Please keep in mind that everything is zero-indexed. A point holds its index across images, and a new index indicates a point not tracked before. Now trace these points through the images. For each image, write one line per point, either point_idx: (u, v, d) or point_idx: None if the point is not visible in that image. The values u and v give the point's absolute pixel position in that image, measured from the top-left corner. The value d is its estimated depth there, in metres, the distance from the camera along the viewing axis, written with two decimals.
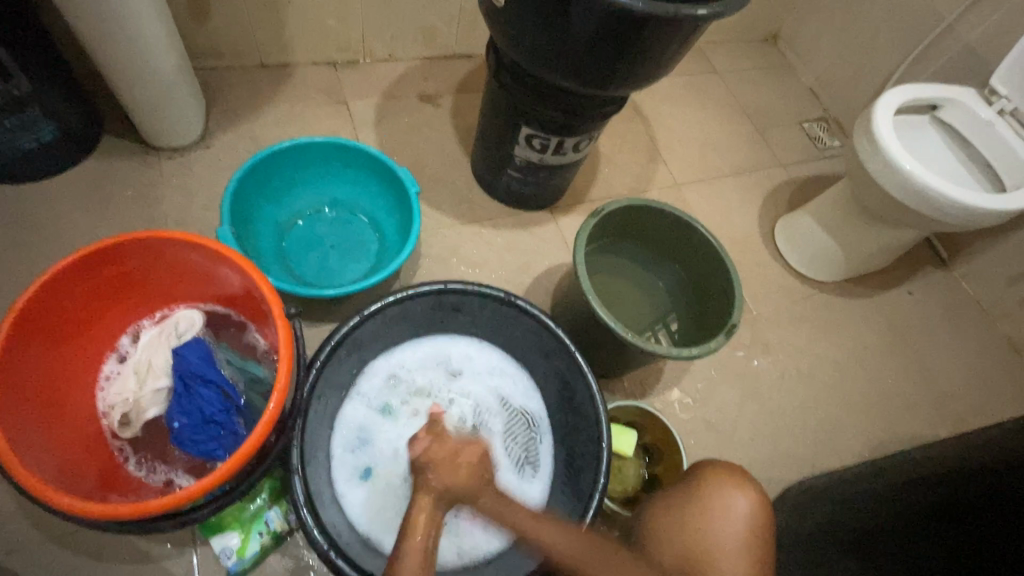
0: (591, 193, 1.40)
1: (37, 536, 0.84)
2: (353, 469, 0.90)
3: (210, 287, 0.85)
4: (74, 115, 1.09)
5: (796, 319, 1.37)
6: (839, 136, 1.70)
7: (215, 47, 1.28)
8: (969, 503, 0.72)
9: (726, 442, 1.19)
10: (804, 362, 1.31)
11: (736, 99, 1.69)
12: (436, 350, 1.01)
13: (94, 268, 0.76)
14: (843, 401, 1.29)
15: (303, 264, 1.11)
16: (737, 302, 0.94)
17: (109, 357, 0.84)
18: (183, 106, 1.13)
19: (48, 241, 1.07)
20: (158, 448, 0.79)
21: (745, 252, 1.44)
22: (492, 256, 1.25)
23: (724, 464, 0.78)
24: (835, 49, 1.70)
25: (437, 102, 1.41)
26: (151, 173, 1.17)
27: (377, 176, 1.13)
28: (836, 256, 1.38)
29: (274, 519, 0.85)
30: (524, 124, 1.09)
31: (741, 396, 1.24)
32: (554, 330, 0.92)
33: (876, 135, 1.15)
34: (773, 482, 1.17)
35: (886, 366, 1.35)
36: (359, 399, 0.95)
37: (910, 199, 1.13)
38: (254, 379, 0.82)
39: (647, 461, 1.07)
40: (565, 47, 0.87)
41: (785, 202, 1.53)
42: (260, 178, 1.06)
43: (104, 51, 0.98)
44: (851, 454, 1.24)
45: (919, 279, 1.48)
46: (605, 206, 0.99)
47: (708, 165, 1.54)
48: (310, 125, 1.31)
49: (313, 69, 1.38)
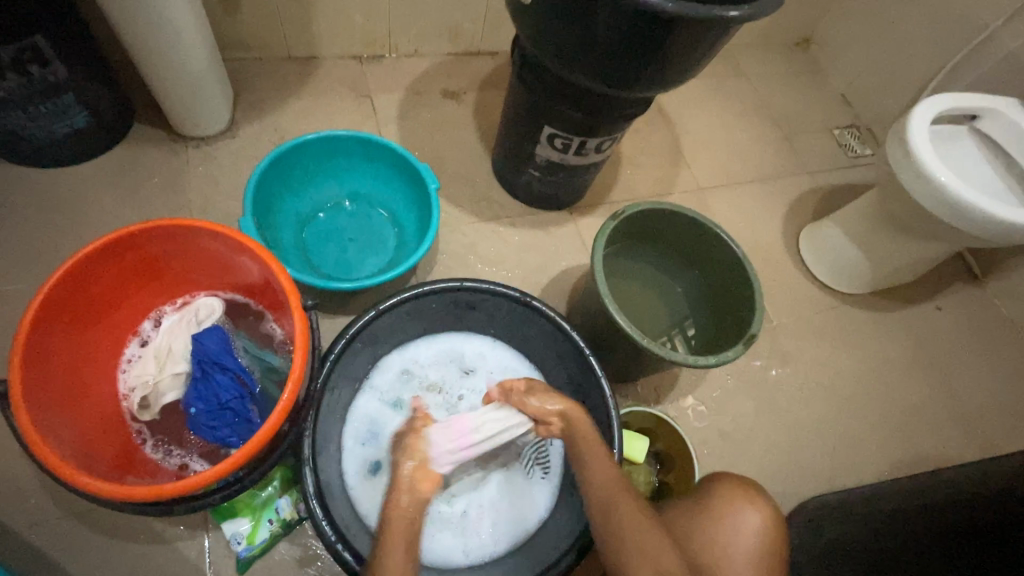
0: (611, 195, 1.38)
1: (56, 512, 0.86)
2: (363, 462, 0.91)
3: (230, 276, 0.86)
4: (107, 101, 1.12)
5: (818, 331, 1.33)
6: (869, 144, 1.66)
7: (245, 39, 1.30)
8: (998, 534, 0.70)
9: (739, 453, 1.17)
10: (824, 375, 1.28)
11: (765, 103, 1.66)
12: (450, 347, 1.01)
13: (119, 253, 0.78)
14: (863, 417, 1.25)
15: (321, 256, 1.12)
16: (757, 310, 0.92)
17: (130, 341, 0.86)
18: (212, 97, 1.15)
19: (78, 225, 1.10)
20: (174, 432, 0.81)
21: (768, 260, 1.41)
22: (509, 254, 1.25)
23: (732, 477, 0.77)
24: (870, 54, 1.65)
25: (461, 98, 1.41)
26: (178, 161, 1.19)
27: (397, 171, 1.13)
28: (862, 268, 1.34)
29: (284, 507, 0.86)
30: (547, 123, 1.08)
31: (757, 406, 1.22)
32: (569, 332, 0.91)
33: (910, 144, 1.12)
34: (786, 496, 1.14)
35: (910, 383, 1.31)
36: (372, 392, 0.96)
37: (942, 211, 1.09)
38: (270, 368, 0.84)
39: (657, 469, 1.06)
40: (591, 47, 0.86)
41: (811, 210, 1.50)
42: (284, 170, 1.07)
43: (140, 42, 1.00)
44: (870, 471, 1.20)
45: (948, 294, 1.43)
46: (625, 210, 0.97)
47: (732, 171, 1.51)
48: (333, 119, 1.32)
49: (339, 63, 1.39)
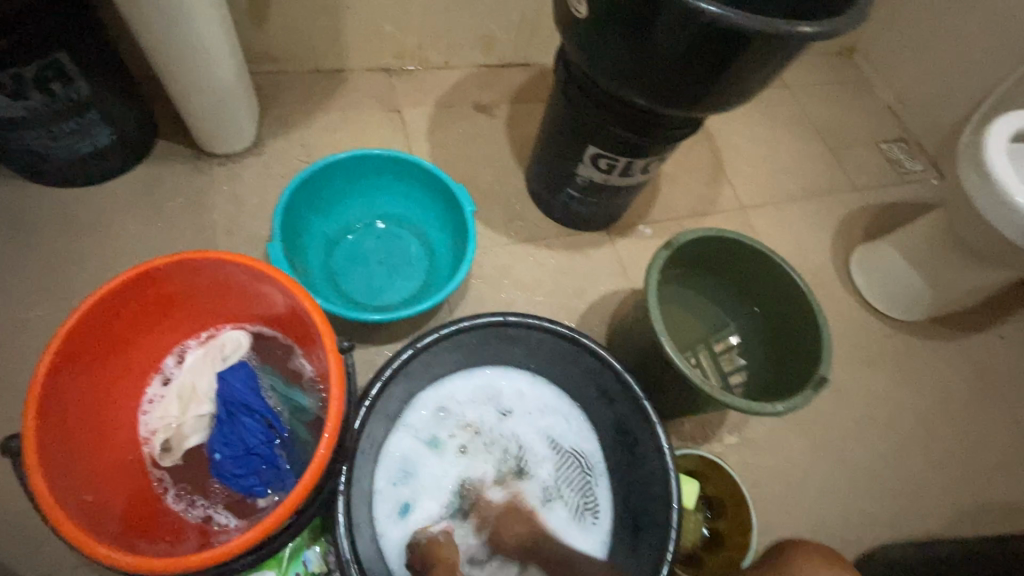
0: (651, 214, 1.31)
1: (72, 559, 0.81)
2: (397, 509, 0.85)
3: (257, 309, 0.80)
4: (130, 118, 1.07)
5: (874, 361, 1.25)
6: (921, 159, 1.56)
7: (271, 51, 1.25)
8: None
9: (794, 496, 1.08)
10: (882, 410, 1.19)
11: (809, 116, 1.57)
12: (487, 383, 0.94)
13: (141, 289, 0.73)
14: (926, 456, 1.16)
15: (349, 281, 1.06)
16: (826, 352, 0.84)
17: (153, 379, 0.80)
18: (238, 113, 1.10)
19: (101, 248, 1.06)
20: (198, 480, 0.75)
21: (817, 285, 1.32)
22: (545, 278, 1.18)
23: (810, 547, 0.76)
24: (922, 64, 1.56)
25: (493, 112, 1.35)
26: (202, 179, 1.15)
27: (430, 191, 1.07)
28: (922, 295, 1.25)
29: (312, 559, 0.80)
30: (591, 142, 1.01)
31: (811, 444, 1.13)
32: (620, 372, 0.84)
33: (986, 165, 1.03)
34: (846, 544, 1.06)
35: (975, 419, 1.22)
36: (405, 431, 0.89)
37: (1021, 239, 1.01)
38: (298, 408, 0.76)
39: (708, 515, 0.98)
40: (649, 65, 0.80)
41: (862, 230, 1.41)
42: (312, 190, 1.02)
43: (166, 58, 0.96)
44: (935, 518, 1.11)
45: (1013, 322, 1.33)
46: (679, 237, 0.90)
47: (777, 188, 1.43)
48: (361, 134, 1.27)
49: (367, 75, 1.34)
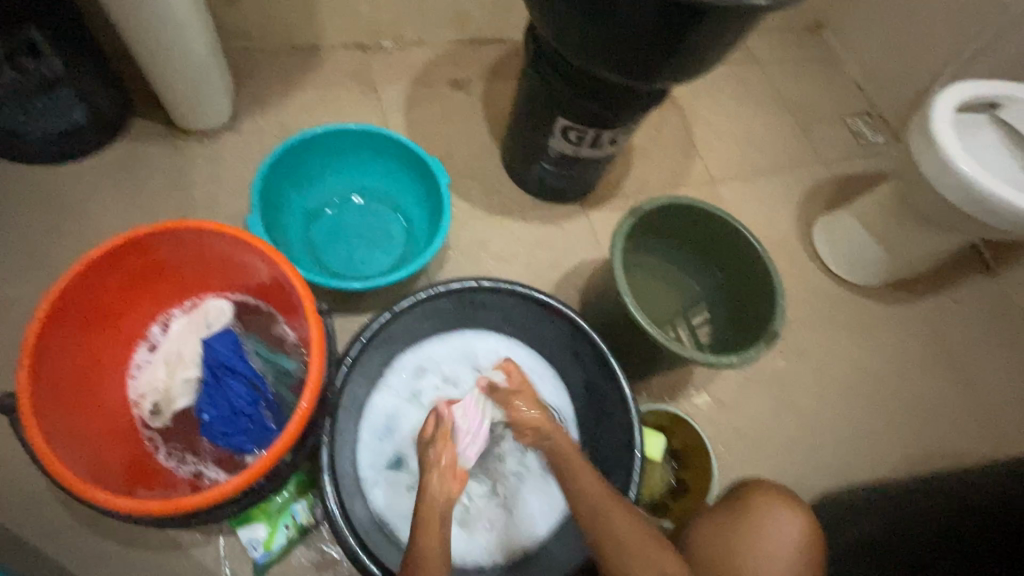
0: (623, 187, 1.35)
1: (68, 521, 0.85)
2: (380, 464, 0.89)
3: (239, 278, 0.83)
4: (105, 96, 1.08)
5: (834, 324, 1.32)
6: (884, 132, 1.62)
7: (245, 28, 1.25)
8: None
9: (756, 449, 1.16)
10: (840, 369, 1.27)
11: (777, 91, 1.62)
12: (464, 344, 0.98)
13: (123, 257, 0.75)
14: (879, 411, 1.24)
15: (329, 254, 1.09)
16: (779, 308, 0.91)
17: (140, 346, 0.83)
18: (214, 90, 1.11)
19: (80, 225, 1.07)
20: (188, 439, 0.79)
21: (782, 253, 1.38)
22: (521, 250, 1.22)
23: (769, 485, 0.76)
24: (885, 39, 1.61)
25: (468, 88, 1.37)
26: (180, 156, 1.16)
27: (406, 165, 1.10)
28: (879, 260, 1.32)
29: (300, 512, 0.85)
30: (561, 115, 1.05)
31: (773, 402, 1.21)
32: (588, 333, 0.91)
33: (934, 135, 1.09)
34: (804, 491, 1.14)
35: (925, 375, 1.30)
36: (387, 391, 0.93)
37: (965, 204, 1.07)
38: (282, 373, 0.80)
39: (675, 467, 1.05)
40: (612, 38, 0.83)
41: (825, 200, 1.47)
42: (290, 165, 1.04)
43: (138, 33, 0.96)
44: (887, 466, 1.20)
45: (964, 285, 1.41)
46: (642, 206, 0.95)
47: (745, 161, 1.48)
48: (338, 111, 1.29)
49: (342, 52, 1.35)
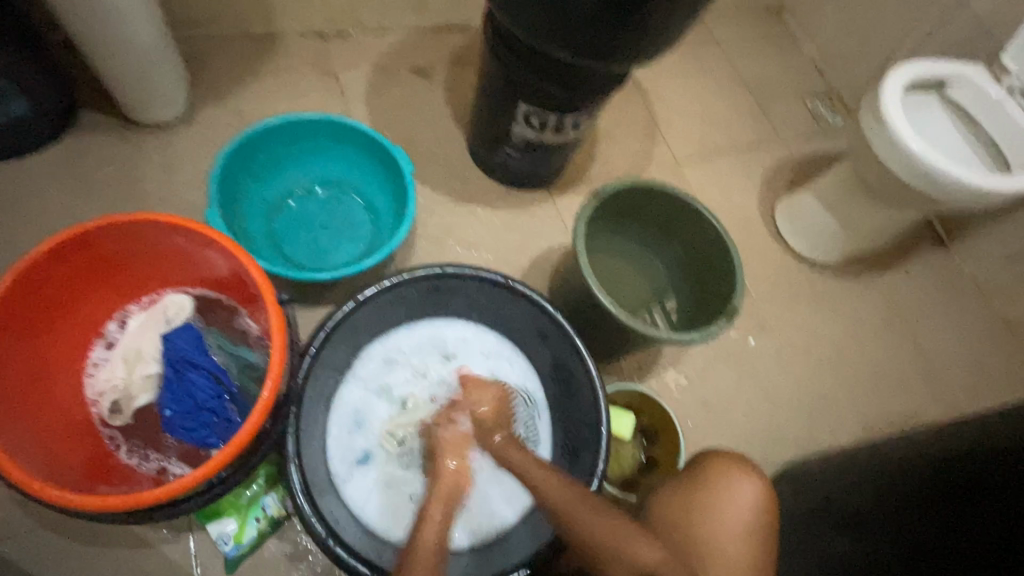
0: (589, 171, 1.37)
1: (29, 523, 0.83)
2: (350, 455, 0.89)
3: (198, 272, 0.82)
4: (50, 88, 1.04)
5: (795, 300, 1.36)
6: (841, 112, 1.66)
7: (196, 15, 1.22)
8: None
9: (722, 423, 1.19)
10: (801, 343, 1.31)
11: (739, 73, 1.64)
12: (432, 332, 0.99)
13: (72, 253, 0.73)
14: (839, 382, 1.29)
15: (295, 245, 1.09)
16: (738, 284, 0.94)
17: (96, 343, 0.82)
18: (165, 80, 1.08)
19: (30, 222, 1.03)
20: (150, 436, 0.78)
21: (745, 232, 1.42)
22: (489, 236, 1.23)
23: (727, 452, 0.79)
24: (841, 20, 1.64)
25: (431, 75, 1.36)
26: (133, 149, 1.13)
27: (369, 154, 1.09)
28: (837, 237, 1.36)
29: (271, 505, 0.85)
30: (522, 100, 1.05)
31: (738, 377, 1.24)
32: (551, 314, 0.94)
33: (883, 113, 1.12)
34: (768, 462, 1.18)
35: (883, 347, 1.35)
36: (355, 382, 0.92)
37: (914, 179, 1.11)
38: (247, 365, 0.80)
39: (645, 445, 1.07)
40: (565, 20, 0.83)
41: (786, 180, 1.51)
42: (249, 156, 1.02)
43: (79, 21, 0.93)
44: (846, 434, 1.24)
45: (918, 258, 1.47)
46: (605, 188, 0.97)
47: (708, 143, 1.50)
48: (299, 100, 1.26)
49: (301, 40, 1.32)
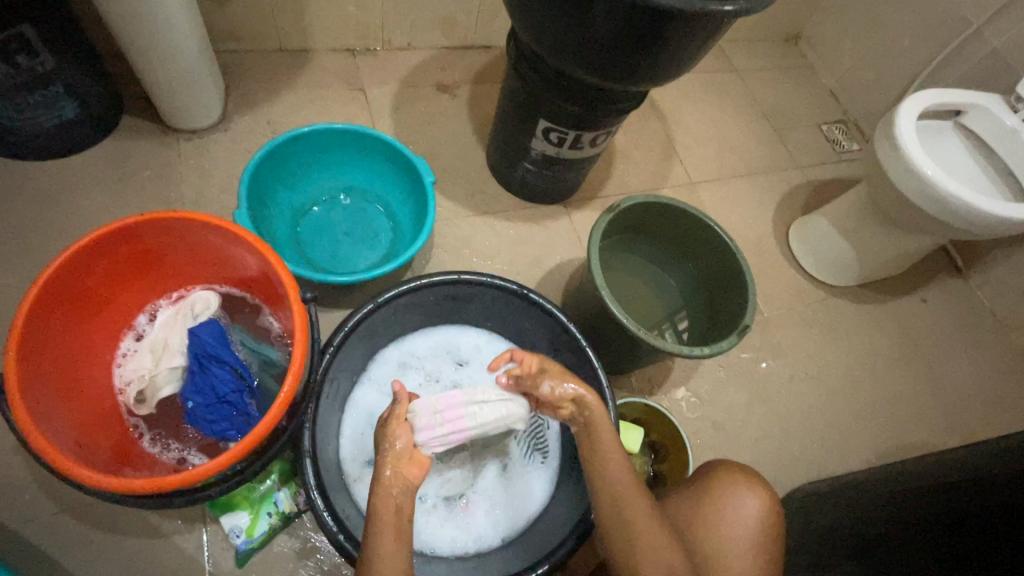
0: (605, 188, 1.39)
1: (50, 508, 0.85)
2: (362, 453, 0.91)
3: (227, 270, 0.85)
4: (96, 94, 1.10)
5: (808, 323, 1.36)
6: (857, 139, 1.68)
7: (236, 31, 1.28)
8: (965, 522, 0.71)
9: (732, 442, 1.19)
10: (813, 365, 1.31)
11: (755, 99, 1.67)
12: (447, 339, 1.02)
13: (114, 246, 0.77)
14: (851, 406, 1.28)
15: (316, 249, 1.12)
16: (751, 301, 0.95)
17: (126, 335, 0.85)
18: (203, 89, 1.14)
19: (68, 219, 1.08)
20: (173, 426, 0.80)
21: (759, 253, 1.43)
22: (505, 248, 1.25)
23: (733, 464, 0.79)
24: (857, 50, 1.67)
25: (455, 92, 1.41)
26: (169, 153, 1.18)
27: (394, 165, 1.13)
28: (851, 261, 1.37)
29: (283, 500, 0.87)
30: (542, 117, 1.08)
31: (749, 397, 1.24)
32: (566, 325, 0.91)
33: (898, 139, 1.14)
34: (778, 484, 1.17)
35: (896, 373, 1.34)
36: (370, 384, 0.96)
37: (928, 205, 1.12)
38: (267, 362, 0.83)
39: (652, 459, 1.07)
40: (587, 42, 0.87)
41: (800, 204, 1.52)
42: (278, 163, 1.07)
43: (129, 33, 0.99)
44: (858, 460, 1.23)
45: (933, 286, 1.46)
46: (621, 203, 0.99)
47: (724, 165, 1.53)
48: (327, 112, 1.32)
49: (332, 56, 1.38)
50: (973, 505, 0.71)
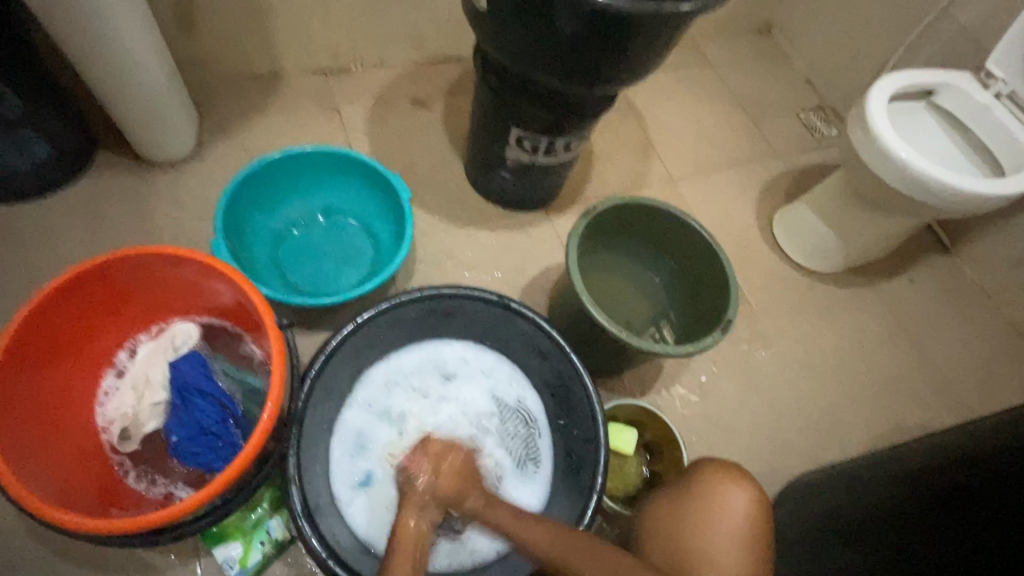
0: (585, 191, 1.40)
1: (42, 551, 0.85)
2: (352, 476, 0.90)
3: (204, 300, 0.85)
4: (69, 133, 1.11)
5: (797, 311, 1.36)
6: (836, 124, 1.68)
7: (205, 59, 1.29)
8: (952, 500, 0.70)
9: (728, 437, 1.18)
10: (804, 354, 1.30)
11: (731, 91, 1.68)
12: (432, 354, 1.00)
13: (86, 286, 0.77)
14: (845, 392, 1.28)
15: (298, 272, 1.12)
16: (733, 296, 0.95)
17: (107, 372, 0.85)
18: (175, 120, 1.14)
19: (46, 260, 1.08)
20: (158, 462, 0.80)
21: (744, 245, 1.43)
22: (488, 257, 1.25)
23: (719, 460, 0.79)
24: (829, 36, 1.68)
25: (429, 105, 1.41)
26: (144, 186, 1.18)
27: (371, 183, 1.13)
28: (836, 247, 1.37)
29: (275, 528, 0.86)
30: (513, 125, 1.08)
31: (742, 390, 1.23)
32: (549, 333, 0.93)
33: (869, 123, 1.14)
34: (776, 475, 1.16)
35: (890, 356, 1.33)
36: (357, 406, 0.93)
37: (904, 186, 1.12)
38: (250, 390, 0.82)
39: (648, 459, 1.07)
40: (549, 48, 0.87)
41: (782, 192, 1.52)
42: (254, 189, 1.07)
43: (96, 72, 1.00)
44: (856, 447, 1.23)
45: (921, 266, 1.46)
46: (597, 205, 0.99)
47: (703, 159, 1.53)
48: (302, 134, 1.32)
49: (304, 77, 1.39)
50: (958, 483, 0.71)
